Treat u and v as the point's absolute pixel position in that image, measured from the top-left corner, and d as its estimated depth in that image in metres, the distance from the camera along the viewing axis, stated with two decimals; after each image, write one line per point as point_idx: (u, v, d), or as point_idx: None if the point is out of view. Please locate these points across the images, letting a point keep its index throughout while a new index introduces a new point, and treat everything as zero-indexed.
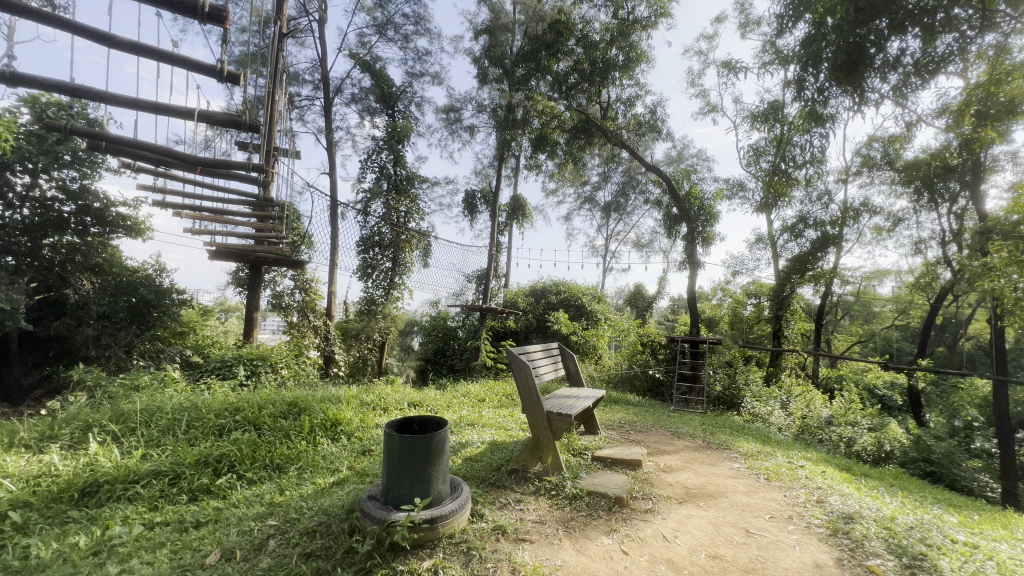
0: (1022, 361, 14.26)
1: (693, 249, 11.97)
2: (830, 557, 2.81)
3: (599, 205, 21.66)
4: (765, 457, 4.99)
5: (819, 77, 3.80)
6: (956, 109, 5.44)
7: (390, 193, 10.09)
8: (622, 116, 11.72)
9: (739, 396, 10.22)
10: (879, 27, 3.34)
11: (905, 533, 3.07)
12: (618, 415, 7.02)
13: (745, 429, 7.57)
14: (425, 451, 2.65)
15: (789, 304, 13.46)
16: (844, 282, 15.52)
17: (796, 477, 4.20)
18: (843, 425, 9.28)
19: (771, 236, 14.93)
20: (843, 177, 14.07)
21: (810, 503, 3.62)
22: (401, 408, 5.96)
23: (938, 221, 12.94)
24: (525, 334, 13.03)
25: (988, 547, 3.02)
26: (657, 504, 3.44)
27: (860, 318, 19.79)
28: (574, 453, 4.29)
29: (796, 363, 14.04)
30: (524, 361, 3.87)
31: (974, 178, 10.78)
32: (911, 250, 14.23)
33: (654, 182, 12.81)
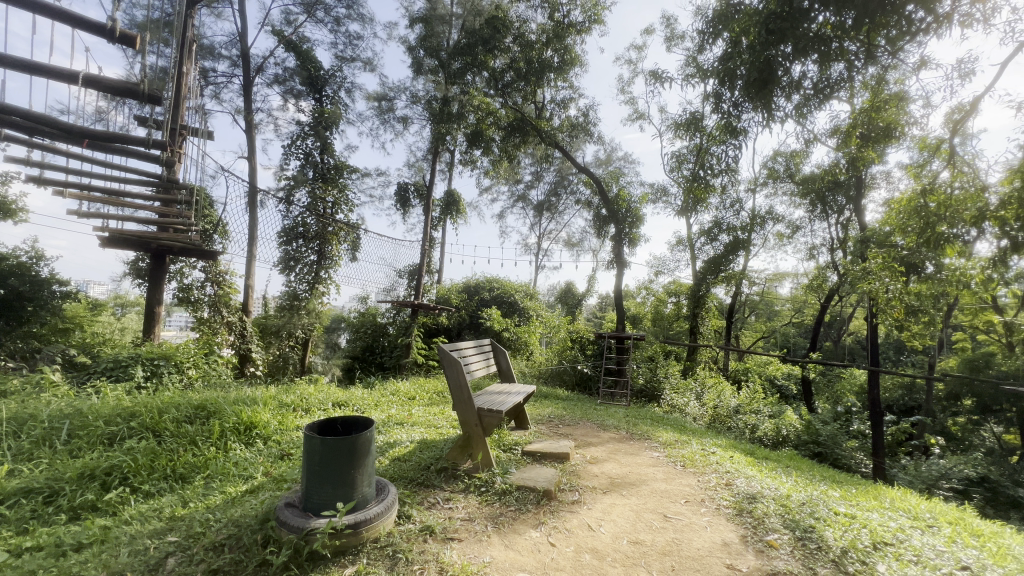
0: (891, 354, 16.48)
1: (621, 249, 12.51)
2: (736, 535, 3.06)
3: (532, 203, 22.05)
4: (681, 446, 5.34)
5: (735, 93, 4.10)
6: (845, 131, 6.13)
7: (316, 182, 9.54)
8: (556, 117, 11.99)
9: (660, 388, 10.87)
10: (785, 51, 3.67)
11: (798, 508, 3.42)
12: (548, 409, 7.20)
13: (664, 420, 8.05)
14: (349, 452, 2.53)
15: (704, 302, 14.55)
16: (751, 282, 17.03)
17: (708, 463, 4.54)
18: (748, 414, 10.23)
19: (690, 239, 16.04)
20: (751, 187, 15.41)
21: (720, 486, 3.92)
22: (325, 409, 5.67)
23: (828, 230, 14.57)
24: (457, 331, 12.93)
25: (863, 516, 3.44)
26: (584, 495, 3.55)
27: (764, 315, 21.85)
28: (505, 449, 4.31)
29: (709, 357, 15.24)
30: (455, 357, 3.83)
31: (857, 193, 12.26)
32: (807, 255, 15.89)
33: (586, 184, 13.25)
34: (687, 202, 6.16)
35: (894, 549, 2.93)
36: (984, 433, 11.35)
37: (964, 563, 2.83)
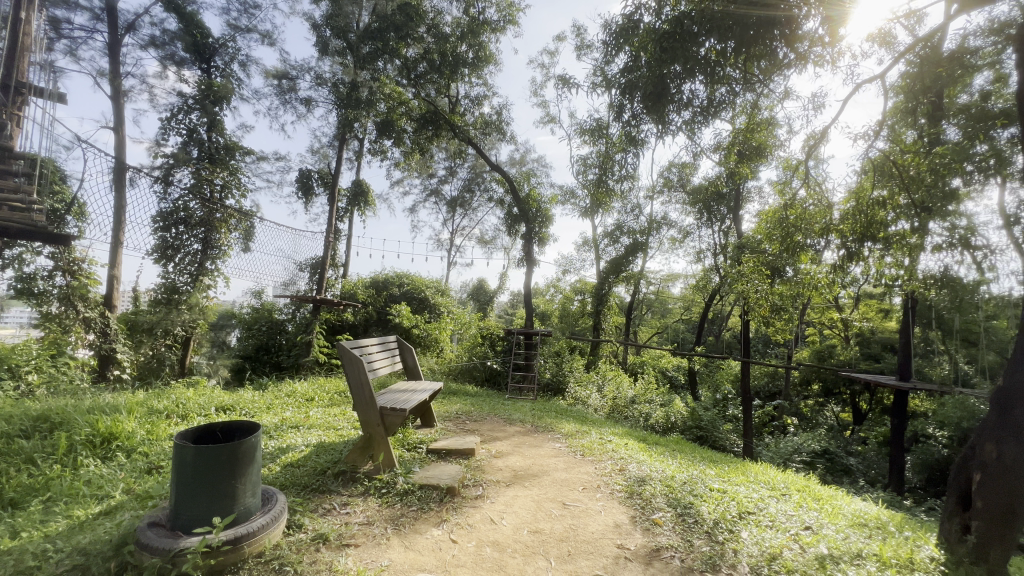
0: (760, 346, 18.85)
1: (530, 248, 12.85)
2: (626, 517, 3.29)
3: (445, 199, 21.81)
4: (581, 436, 5.63)
5: (635, 105, 4.40)
6: (726, 148, 6.85)
7: (201, 162, 8.53)
8: (469, 113, 11.97)
9: (564, 382, 11.36)
10: (676, 71, 4.01)
11: (679, 487, 3.77)
12: (456, 406, 7.18)
13: (568, 412, 8.43)
14: (228, 461, 2.30)
15: (606, 300, 15.48)
16: (648, 282, 18.45)
17: (604, 450, 4.84)
18: (642, 403, 11.09)
19: (595, 240, 16.94)
20: (650, 194, 16.64)
21: (614, 472, 4.19)
22: (207, 415, 5.11)
23: (713, 237, 16.24)
24: (363, 328, 12.38)
25: (732, 490, 3.89)
26: (487, 490, 3.59)
27: (658, 312, 23.81)
28: (409, 448, 4.21)
29: (609, 352, 16.25)
30: (356, 355, 3.66)
31: (735, 205, 13.80)
32: (695, 258, 17.57)
33: (498, 182, 13.40)
34: (593, 206, 6.49)
35: (755, 517, 3.35)
36: (827, 412, 13.44)
37: (807, 524, 3.32)
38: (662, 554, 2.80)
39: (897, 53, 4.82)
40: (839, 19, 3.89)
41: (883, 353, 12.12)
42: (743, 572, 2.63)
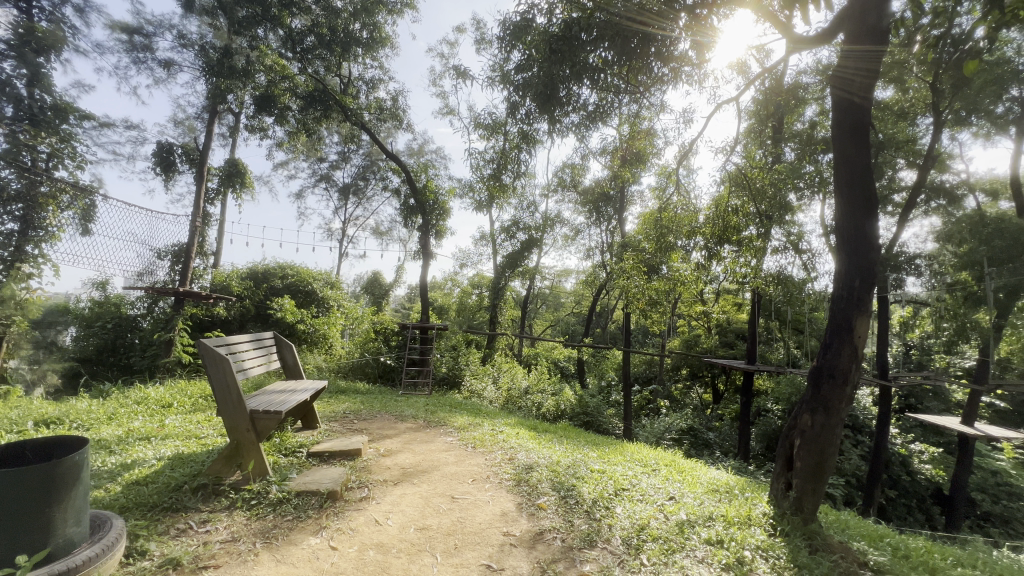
0: (639, 337, 20.69)
1: (427, 240, 12.62)
2: (513, 504, 3.38)
3: (336, 185, 20.47)
4: (474, 428, 5.67)
5: (528, 105, 4.52)
6: (612, 152, 7.36)
7: (19, 122, 6.94)
8: (363, 96, 11.32)
9: (460, 375, 11.40)
10: (565, 75, 4.20)
11: (563, 471, 3.98)
12: (344, 404, 6.81)
13: (462, 405, 8.47)
14: (43, 486, 1.91)
15: (503, 294, 15.81)
16: (542, 277, 19.20)
17: (495, 441, 4.93)
18: (535, 393, 11.54)
19: (492, 235, 17.15)
20: (545, 192, 17.25)
21: (504, 461, 4.29)
22: (23, 431, 4.19)
23: (601, 236, 17.38)
24: (238, 324, 11.16)
25: (610, 470, 4.21)
26: (373, 490, 3.44)
27: (551, 306, 24.94)
28: (286, 453, 3.88)
29: (505, 344, 16.64)
30: (222, 354, 3.29)
31: (621, 207, 14.89)
32: (585, 255, 18.66)
33: (394, 171, 12.89)
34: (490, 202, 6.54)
35: (629, 492, 3.67)
36: (692, 394, 15.22)
37: (671, 494, 3.72)
38: (545, 536, 2.93)
39: (750, 80, 5.56)
40: (706, 45, 4.39)
41: (736, 341, 14.04)
42: (616, 544, 2.85)
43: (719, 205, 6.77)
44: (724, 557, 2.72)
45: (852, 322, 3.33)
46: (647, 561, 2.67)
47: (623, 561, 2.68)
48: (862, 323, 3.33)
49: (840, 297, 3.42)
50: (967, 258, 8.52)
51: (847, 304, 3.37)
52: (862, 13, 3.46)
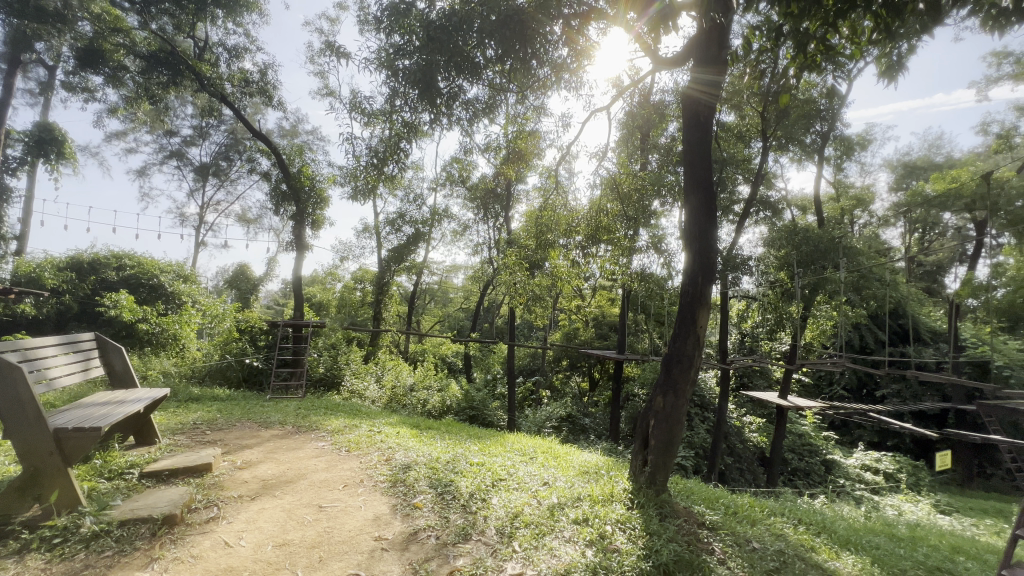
0: (524, 331, 21.47)
1: (302, 231, 11.62)
2: (387, 507, 3.25)
3: (191, 164, 17.85)
4: (349, 430, 5.35)
5: (406, 92, 4.34)
6: (497, 150, 7.47)
7: None
8: (224, 65, 9.98)
9: (339, 375, 10.78)
10: (444, 63, 4.13)
11: (442, 468, 3.94)
12: (195, 414, 5.98)
13: (339, 407, 7.96)
14: None
15: (387, 290, 15.23)
16: (430, 272, 18.90)
17: (372, 443, 4.71)
18: (420, 390, 11.32)
19: (376, 228, 16.39)
20: (434, 186, 16.93)
21: (380, 463, 4.12)
22: None
23: (488, 232, 17.62)
24: (52, 325, 9.17)
25: (489, 462, 4.26)
26: (224, 509, 3.05)
27: (440, 302, 24.72)
28: (110, 477, 3.26)
29: (389, 341, 16.05)
30: (12, 362, 2.65)
31: (507, 204, 15.22)
32: (473, 250, 18.76)
33: (263, 152, 11.60)
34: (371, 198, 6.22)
35: (505, 482, 3.76)
36: (571, 383, 16.23)
37: (545, 480, 3.90)
38: (419, 536, 2.87)
39: (621, 92, 6.04)
40: (582, 54, 4.67)
41: (609, 333, 15.30)
42: (490, 535, 2.90)
43: (596, 205, 7.22)
44: (588, 534, 2.92)
45: (695, 315, 3.80)
46: (520, 547, 2.76)
47: (496, 550, 2.73)
48: (703, 315, 3.81)
49: (687, 291, 3.88)
50: (784, 261, 10.29)
51: (692, 298, 3.84)
52: (704, 43, 3.94)
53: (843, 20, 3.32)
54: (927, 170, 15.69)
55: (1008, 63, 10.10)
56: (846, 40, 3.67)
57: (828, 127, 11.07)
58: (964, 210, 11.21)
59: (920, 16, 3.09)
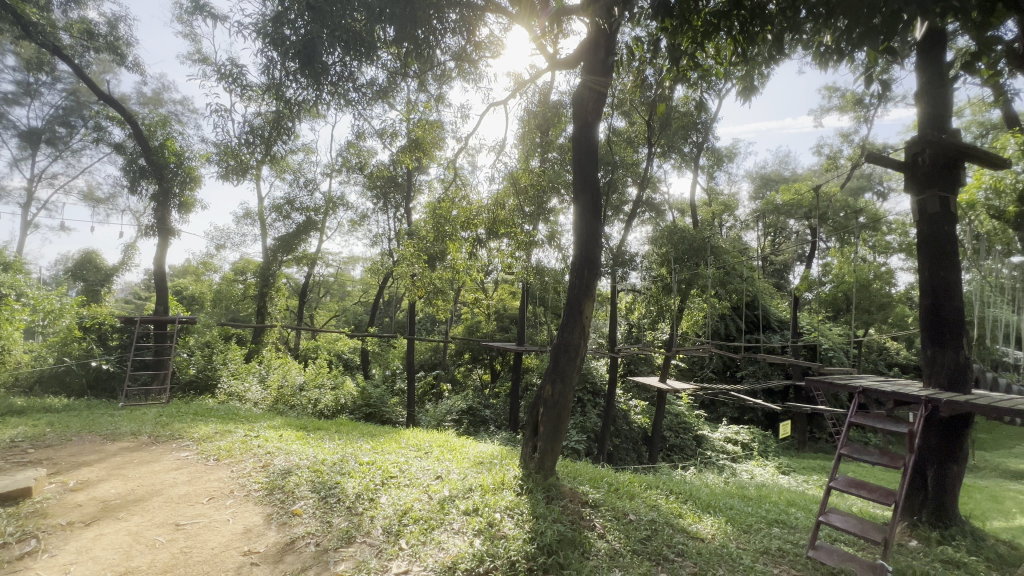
0: (425, 325, 21.08)
1: (166, 213, 10.16)
2: (260, 517, 2.99)
3: (15, 127, 14.68)
4: (221, 437, 4.81)
5: (286, 64, 3.98)
6: (394, 138, 7.11)
7: None
8: (58, 11, 8.34)
9: (214, 377, 9.70)
10: (330, 38, 3.87)
11: (328, 470, 3.71)
12: (16, 429, 4.95)
13: (212, 412, 7.09)
14: None
15: (273, 282, 13.95)
16: (323, 263, 17.70)
17: (247, 449, 4.27)
18: (312, 389, 10.56)
19: (260, 214, 14.90)
20: (328, 171, 15.81)
21: (255, 470, 3.76)
22: None
23: (388, 223, 16.94)
24: None
25: (381, 460, 4.10)
26: (48, 540, 2.58)
27: (336, 295, 23.30)
28: None
29: (277, 337, 14.74)
30: None
31: (408, 194, 14.75)
32: (372, 241, 17.92)
33: (115, 119, 9.92)
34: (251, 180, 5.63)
35: (396, 480, 3.66)
36: (473, 376, 16.25)
37: (438, 474, 3.86)
38: (296, 546, 2.69)
39: (520, 88, 6.14)
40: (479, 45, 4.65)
41: (509, 325, 15.63)
42: (376, 535, 2.81)
43: (497, 199, 7.27)
44: (477, 523, 2.95)
45: (582, 306, 4.01)
46: (406, 545, 2.71)
47: (381, 551, 2.66)
48: (589, 307, 4.04)
49: (575, 284, 4.08)
50: (664, 258, 11.31)
51: (579, 290, 4.04)
52: (592, 52, 4.13)
53: (708, 41, 3.71)
54: (778, 182, 18.26)
55: (835, 96, 12.11)
56: (711, 60, 4.11)
57: (702, 139, 12.37)
58: (803, 217, 13.26)
59: (767, 47, 3.56)
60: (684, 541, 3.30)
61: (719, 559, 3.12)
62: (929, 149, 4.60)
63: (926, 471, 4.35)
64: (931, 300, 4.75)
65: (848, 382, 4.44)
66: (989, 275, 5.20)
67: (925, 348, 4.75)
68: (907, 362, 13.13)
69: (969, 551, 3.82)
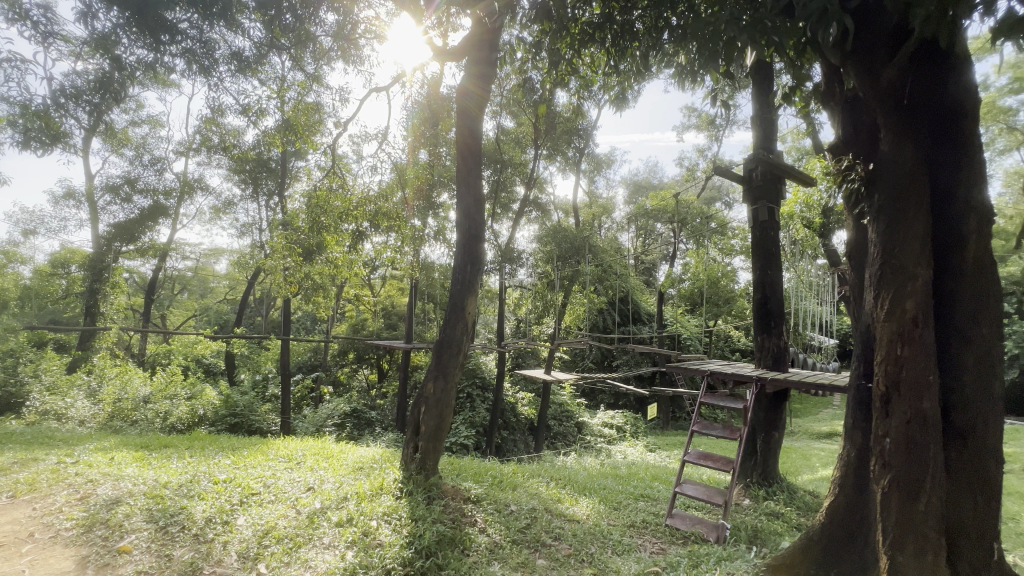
0: (304, 324, 19.47)
1: None
2: (74, 562, 2.48)
3: None
4: (22, 468, 3.89)
5: (110, 16, 3.34)
6: (261, 117, 6.36)
7: None
8: None
9: (23, 393, 8.15)
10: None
11: (171, 495, 3.20)
12: None
13: (16, 437, 5.74)
14: None
15: (107, 276, 11.63)
16: (177, 255, 15.37)
17: (59, 479, 3.51)
18: (160, 400, 9.12)
19: (88, 194, 12.39)
20: (182, 149, 13.72)
21: (70, 504, 3.11)
22: None
23: (259, 212, 15.24)
24: None
25: (242, 477, 3.65)
26: None
27: (195, 292, 20.46)
28: None
29: (113, 341, 12.44)
30: None
31: (283, 180, 13.41)
32: (240, 232, 16.00)
33: None
34: (68, 154, 4.63)
35: (258, 497, 3.29)
36: (358, 377, 15.28)
37: (309, 485, 3.55)
38: None
39: (404, 77, 5.90)
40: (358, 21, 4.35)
41: (398, 323, 15.07)
42: (229, 563, 2.50)
43: (383, 190, 6.93)
44: (350, 534, 2.78)
45: (465, 302, 3.99)
46: (265, 570, 2.46)
47: None
48: (472, 302, 4.03)
49: (458, 279, 4.04)
50: (549, 256, 11.84)
51: (462, 286, 4.01)
52: (477, 47, 4.12)
53: (583, 49, 3.91)
54: (647, 189, 20.19)
55: (694, 116, 13.68)
56: (587, 69, 4.34)
57: (584, 144, 13.13)
58: (668, 221, 14.81)
59: (633, 62, 3.86)
60: (561, 525, 3.45)
61: (592, 537, 3.33)
62: (760, 166, 5.43)
63: (756, 439, 5.13)
64: (761, 295, 5.60)
65: (700, 367, 5.04)
66: (802, 274, 6.27)
67: (757, 334, 5.59)
68: (746, 347, 15.43)
69: (786, 503, 4.58)
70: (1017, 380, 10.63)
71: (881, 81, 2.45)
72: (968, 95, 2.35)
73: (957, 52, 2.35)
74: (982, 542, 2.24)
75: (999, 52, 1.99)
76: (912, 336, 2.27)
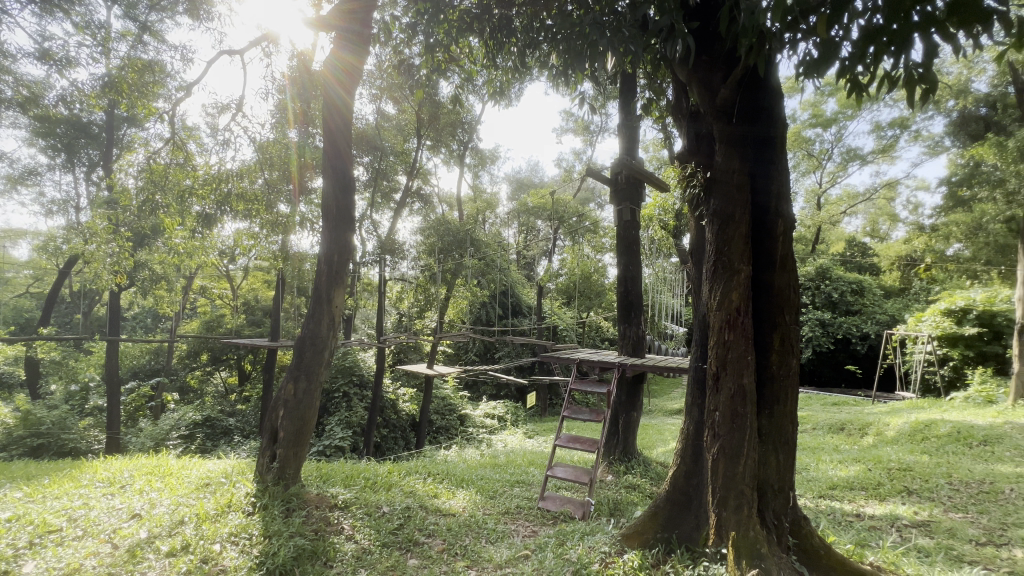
0: (141, 322, 16.54)
1: None
2: None
3: None
4: None
5: None
6: (73, 68, 5.16)
7: None
8: None
9: None
10: None
11: None
12: None
13: None
14: None
15: None
16: None
17: None
18: None
19: None
20: None
21: None
22: None
23: (74, 186, 12.48)
24: None
25: (34, 511, 2.94)
26: None
27: None
28: None
29: None
30: None
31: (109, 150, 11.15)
32: (46, 210, 12.95)
33: None
34: None
35: (58, 534, 2.69)
36: (213, 381, 13.47)
37: (131, 512, 3.00)
38: None
39: (264, 42, 5.25)
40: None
41: (263, 319, 13.56)
42: None
43: (240, 169, 6.12)
44: (184, 564, 2.43)
45: (331, 294, 3.69)
46: None
47: None
48: (339, 295, 3.74)
49: (323, 270, 3.73)
50: (431, 248, 11.61)
51: (329, 278, 3.71)
52: (347, 19, 3.80)
53: (461, 39, 3.85)
54: (529, 187, 20.92)
55: (571, 120, 14.48)
56: (466, 59, 4.30)
57: (468, 138, 13.11)
58: (547, 219, 15.51)
59: (510, 59, 3.91)
60: (436, 521, 3.39)
61: (466, 529, 3.33)
62: (624, 170, 5.89)
63: (619, 419, 5.63)
64: (625, 288, 6.12)
65: (572, 356, 5.33)
66: (658, 270, 6.99)
67: (621, 324, 6.09)
68: (614, 337, 16.88)
69: (642, 475, 5.10)
70: (811, 358, 13.20)
71: (716, 100, 2.79)
72: (778, 119, 2.79)
73: (772, 84, 2.78)
74: (782, 492, 2.72)
75: (798, 87, 2.39)
76: (735, 323, 2.64)
